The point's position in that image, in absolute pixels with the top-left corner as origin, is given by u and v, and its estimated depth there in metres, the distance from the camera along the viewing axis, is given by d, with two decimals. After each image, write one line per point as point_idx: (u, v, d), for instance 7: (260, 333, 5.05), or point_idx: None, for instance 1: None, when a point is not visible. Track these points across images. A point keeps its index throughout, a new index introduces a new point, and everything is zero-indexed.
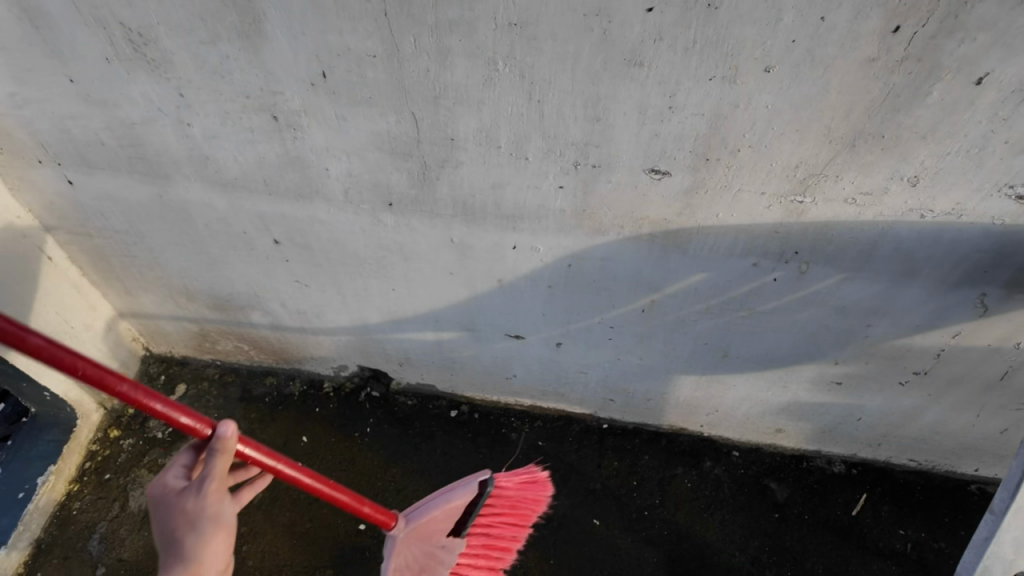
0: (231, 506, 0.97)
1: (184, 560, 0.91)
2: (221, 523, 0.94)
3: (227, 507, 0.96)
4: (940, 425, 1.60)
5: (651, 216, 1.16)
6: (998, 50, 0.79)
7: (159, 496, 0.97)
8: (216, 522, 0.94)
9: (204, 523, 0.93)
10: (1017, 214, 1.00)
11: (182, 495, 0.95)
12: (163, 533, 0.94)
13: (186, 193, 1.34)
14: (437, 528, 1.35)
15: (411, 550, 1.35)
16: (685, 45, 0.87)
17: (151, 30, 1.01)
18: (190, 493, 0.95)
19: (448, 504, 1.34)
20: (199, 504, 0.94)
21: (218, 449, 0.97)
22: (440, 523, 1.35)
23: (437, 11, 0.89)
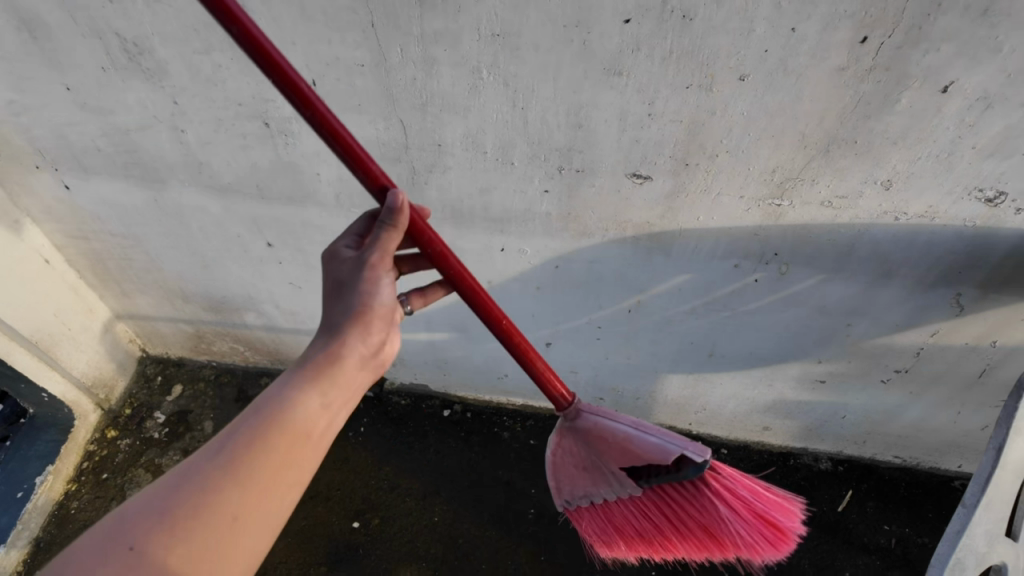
0: (389, 291, 0.86)
1: (326, 347, 0.82)
2: (363, 311, 0.83)
3: (385, 283, 0.85)
4: (922, 422, 1.63)
5: (634, 219, 1.19)
6: (961, 60, 0.83)
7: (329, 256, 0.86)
8: (361, 315, 0.83)
9: (354, 296, 0.83)
10: (987, 216, 1.03)
11: (347, 263, 0.84)
12: (323, 313, 0.85)
13: (181, 197, 1.37)
14: (616, 454, 1.04)
15: (569, 450, 1.08)
16: (662, 55, 0.90)
17: (145, 40, 1.04)
18: (356, 261, 0.83)
19: (661, 452, 1.00)
20: (357, 277, 0.83)
21: (390, 224, 0.80)
22: (610, 450, 1.04)
23: (422, 22, 0.92)
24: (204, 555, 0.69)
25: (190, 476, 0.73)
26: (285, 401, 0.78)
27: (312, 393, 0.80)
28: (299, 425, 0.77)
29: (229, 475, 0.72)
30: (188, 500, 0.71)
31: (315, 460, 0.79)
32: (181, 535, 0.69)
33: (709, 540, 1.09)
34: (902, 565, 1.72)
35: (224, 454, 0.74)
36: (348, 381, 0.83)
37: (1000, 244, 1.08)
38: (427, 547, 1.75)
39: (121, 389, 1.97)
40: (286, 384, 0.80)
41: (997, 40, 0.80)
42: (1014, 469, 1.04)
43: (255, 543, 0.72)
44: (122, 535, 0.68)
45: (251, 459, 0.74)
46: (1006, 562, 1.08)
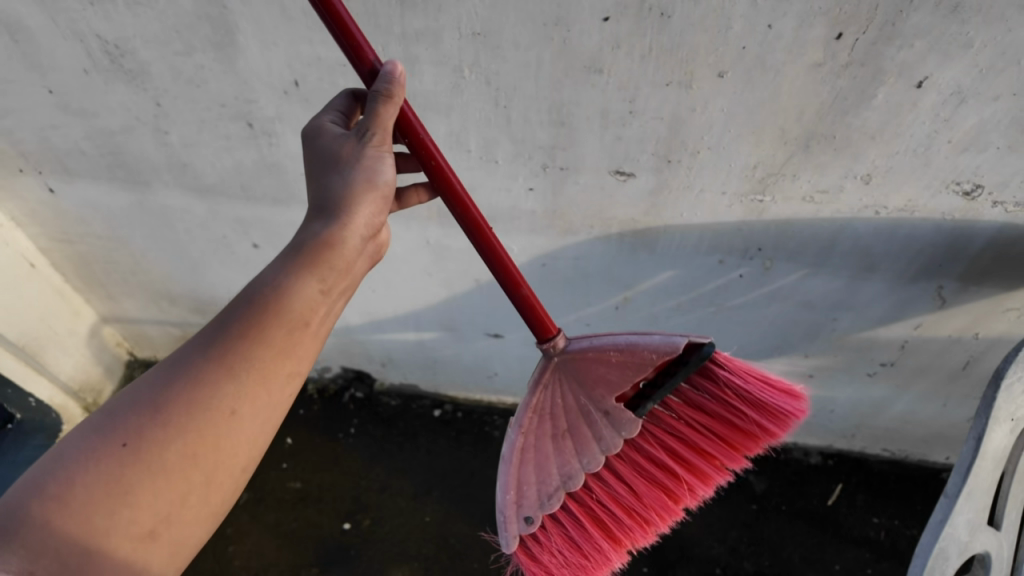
0: (388, 171, 0.83)
1: (322, 230, 0.80)
2: (363, 188, 0.81)
3: (384, 162, 0.83)
4: (908, 415, 1.64)
5: (619, 216, 1.19)
6: (934, 56, 0.84)
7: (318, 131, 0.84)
8: (361, 193, 0.81)
9: (352, 172, 0.81)
10: (965, 209, 1.05)
11: (338, 139, 0.82)
12: (318, 188, 0.82)
13: (166, 199, 1.37)
14: (613, 379, 0.98)
15: (558, 391, 0.99)
16: (642, 53, 0.91)
17: (127, 42, 1.03)
18: (350, 138, 0.81)
19: (668, 347, 0.96)
20: (353, 153, 0.81)
21: (384, 94, 0.78)
22: (607, 371, 0.98)
23: (403, 21, 0.93)
24: (203, 440, 0.71)
25: (182, 365, 0.74)
26: (279, 286, 0.77)
27: (309, 279, 0.79)
28: (295, 313, 0.77)
29: (219, 363, 0.74)
30: (183, 389, 0.72)
31: (313, 349, 0.80)
32: (180, 420, 0.71)
33: (732, 444, 1.04)
34: (890, 557, 1.74)
35: (215, 347, 0.75)
36: (346, 264, 0.82)
37: (979, 236, 1.09)
38: (418, 547, 1.76)
39: (110, 393, 1.96)
40: (279, 267, 0.79)
41: (968, 36, 0.81)
42: (994, 459, 1.05)
43: (253, 429, 0.75)
44: (122, 418, 0.71)
45: (245, 352, 0.74)
46: (988, 552, 1.09)
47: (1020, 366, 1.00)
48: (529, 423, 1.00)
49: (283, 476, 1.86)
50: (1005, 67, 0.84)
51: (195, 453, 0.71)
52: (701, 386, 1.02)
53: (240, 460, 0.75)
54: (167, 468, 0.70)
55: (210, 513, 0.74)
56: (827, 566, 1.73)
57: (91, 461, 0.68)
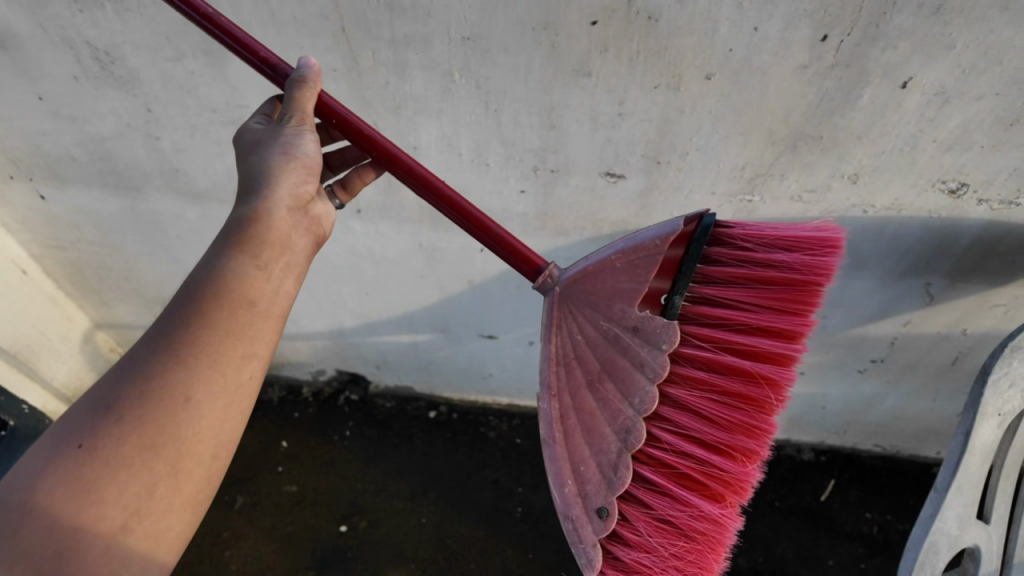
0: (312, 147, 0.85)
1: (244, 209, 0.81)
2: (289, 163, 0.83)
3: (306, 139, 0.85)
4: (899, 411, 1.66)
5: (610, 217, 1.20)
6: (917, 57, 0.85)
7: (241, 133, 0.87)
8: (288, 166, 0.83)
9: (273, 150, 0.83)
10: (951, 208, 1.06)
11: (258, 131, 0.85)
12: (245, 177, 0.84)
13: (158, 205, 1.37)
14: (628, 288, 0.89)
15: (573, 330, 0.92)
16: (630, 55, 0.91)
17: (117, 49, 1.03)
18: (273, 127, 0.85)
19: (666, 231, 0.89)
20: (277, 135, 0.83)
21: (300, 78, 0.83)
22: (621, 281, 0.90)
23: (392, 27, 0.93)
24: (160, 429, 0.69)
25: (129, 361, 0.73)
26: (217, 266, 0.77)
27: (244, 257, 0.78)
28: (235, 289, 0.76)
29: (165, 352, 0.72)
30: (132, 384, 0.71)
31: (264, 325, 0.78)
32: (133, 414, 0.69)
33: (787, 305, 0.95)
34: (884, 551, 1.76)
35: (159, 338, 0.73)
36: (280, 240, 0.81)
37: (965, 234, 1.11)
38: (415, 548, 1.77)
39: None
40: (216, 251, 0.78)
41: (950, 37, 0.83)
42: (983, 454, 1.06)
43: (214, 413, 0.72)
44: (77, 424, 0.70)
45: (192, 337, 0.73)
46: (978, 545, 1.10)
47: (1007, 362, 1.01)
48: (557, 379, 0.93)
49: (278, 480, 1.86)
50: (987, 68, 0.85)
51: (154, 443, 0.69)
52: (721, 257, 0.94)
53: (206, 446, 0.72)
54: (128, 462, 0.68)
55: (187, 503, 0.72)
56: (822, 561, 1.75)
57: (53, 467, 0.68)
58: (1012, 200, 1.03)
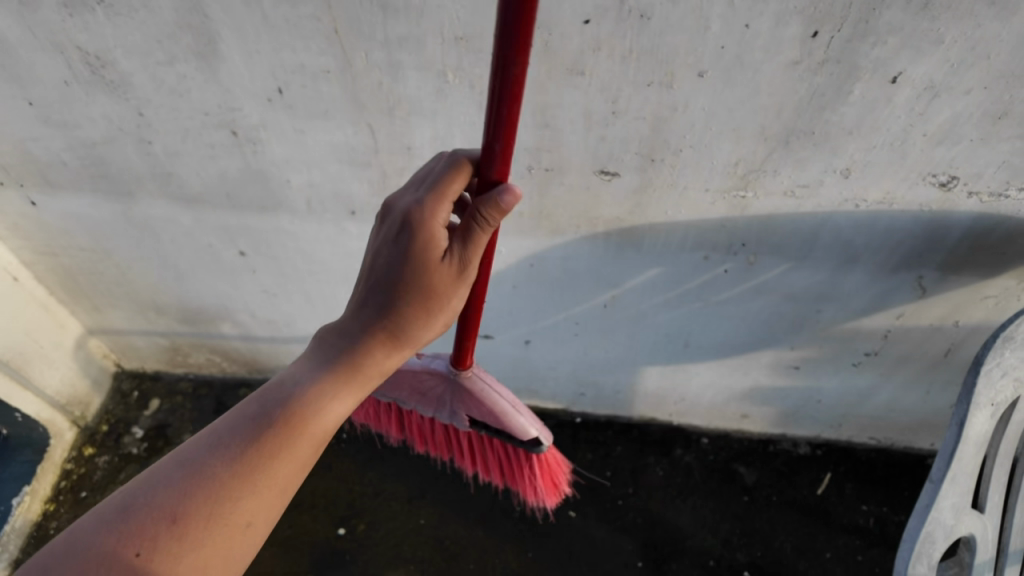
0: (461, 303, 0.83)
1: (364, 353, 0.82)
2: (438, 321, 0.82)
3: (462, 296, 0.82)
4: (893, 403, 1.67)
5: (605, 215, 1.21)
6: (907, 52, 0.86)
7: (416, 217, 0.75)
8: (434, 325, 0.82)
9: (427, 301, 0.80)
10: (942, 200, 1.07)
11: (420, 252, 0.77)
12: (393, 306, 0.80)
13: (151, 210, 1.36)
14: (470, 411, 1.14)
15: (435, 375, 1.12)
16: (622, 54, 0.92)
17: (108, 53, 1.03)
18: (448, 264, 0.78)
19: (520, 431, 1.15)
20: (449, 288, 0.79)
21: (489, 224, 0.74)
22: (476, 405, 1.13)
23: (385, 28, 0.93)
24: (217, 553, 0.71)
25: (203, 470, 0.74)
26: (318, 399, 0.80)
27: (344, 399, 0.82)
28: (326, 432, 0.81)
29: (242, 472, 0.75)
30: (204, 498, 0.72)
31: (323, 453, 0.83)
32: (197, 530, 0.71)
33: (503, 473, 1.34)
34: (880, 543, 1.77)
35: (237, 455, 0.75)
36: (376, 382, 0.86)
37: (957, 226, 1.12)
38: (414, 550, 1.77)
39: (97, 406, 1.94)
40: (312, 376, 0.82)
41: (938, 31, 0.84)
42: (976, 444, 1.07)
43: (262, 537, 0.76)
44: (134, 523, 0.70)
45: (269, 462, 0.76)
46: (973, 535, 1.11)
47: (999, 352, 1.02)
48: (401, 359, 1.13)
49: None
50: (976, 62, 0.86)
51: (207, 565, 0.71)
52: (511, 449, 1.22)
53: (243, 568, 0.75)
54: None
55: None
56: (819, 554, 1.76)
57: (100, 565, 0.67)
58: (1002, 191, 1.04)
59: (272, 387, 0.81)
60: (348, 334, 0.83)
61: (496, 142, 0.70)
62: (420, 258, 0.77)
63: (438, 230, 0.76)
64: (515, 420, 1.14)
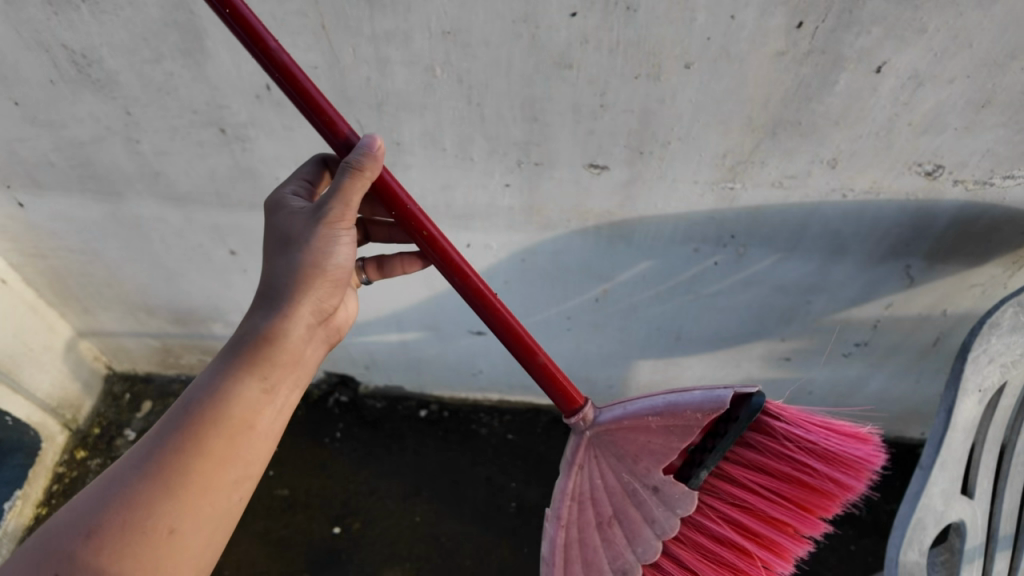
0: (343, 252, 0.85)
1: (266, 324, 0.81)
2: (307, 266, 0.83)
3: (339, 238, 0.84)
4: (884, 393, 1.69)
5: (595, 209, 1.21)
6: (891, 41, 0.87)
7: (276, 200, 0.88)
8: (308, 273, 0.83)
9: (308, 258, 0.82)
10: (927, 189, 1.08)
11: (295, 217, 0.85)
12: (268, 275, 0.84)
13: (140, 209, 1.36)
14: (656, 447, 0.92)
15: (594, 469, 0.94)
16: (609, 46, 0.92)
17: (94, 51, 1.02)
18: (304, 215, 0.84)
19: (711, 404, 0.90)
20: (306, 232, 0.83)
21: (353, 165, 0.79)
22: (644, 436, 0.92)
23: (372, 23, 0.93)
24: (146, 565, 0.70)
25: (118, 483, 0.72)
26: (224, 388, 0.77)
27: (249, 380, 0.78)
28: (240, 418, 0.77)
29: (154, 482, 0.72)
30: (118, 512, 0.71)
31: (260, 448, 0.79)
32: (115, 548, 0.69)
33: (812, 502, 0.99)
34: (872, 533, 1.78)
35: (144, 464, 0.73)
36: (293, 356, 0.82)
37: (943, 215, 1.13)
38: (410, 548, 1.76)
39: (89, 409, 1.93)
40: (216, 368, 0.79)
41: (921, 21, 0.84)
42: (965, 430, 1.08)
43: (199, 544, 0.74)
44: (53, 554, 0.69)
45: (184, 463, 0.73)
46: (963, 520, 1.13)
47: (985, 338, 1.03)
48: (568, 511, 0.94)
49: (269, 484, 1.85)
50: (959, 51, 0.87)
51: None
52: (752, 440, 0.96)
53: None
54: None
55: None
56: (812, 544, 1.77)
57: None
58: (987, 179, 1.05)
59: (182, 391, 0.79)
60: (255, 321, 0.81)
61: (322, 114, 0.80)
62: (291, 225, 0.84)
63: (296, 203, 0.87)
64: (686, 417, 0.90)
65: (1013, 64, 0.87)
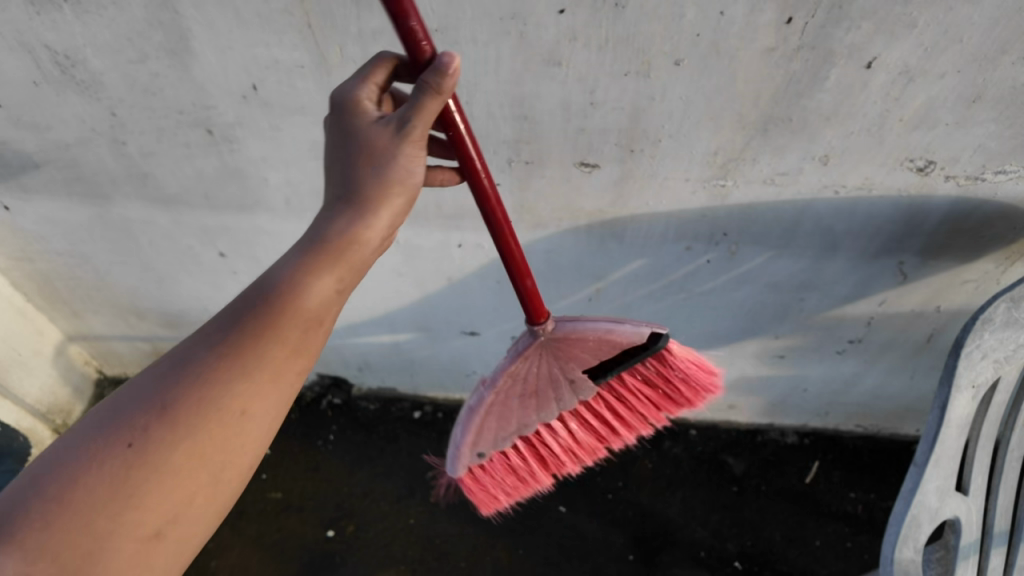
0: (421, 170, 0.75)
1: (344, 225, 0.73)
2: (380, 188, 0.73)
3: (416, 161, 0.74)
4: (878, 390, 1.68)
5: (587, 208, 1.20)
6: (881, 37, 0.87)
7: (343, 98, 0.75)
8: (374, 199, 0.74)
9: (385, 167, 0.73)
10: (919, 185, 1.08)
11: (373, 124, 0.73)
12: (346, 172, 0.74)
13: (128, 212, 1.34)
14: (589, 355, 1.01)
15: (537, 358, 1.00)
16: (598, 43, 0.91)
17: (77, 52, 1.01)
18: (388, 126, 0.73)
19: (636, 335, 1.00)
20: (391, 147, 0.72)
21: (434, 88, 0.68)
22: (591, 348, 1.01)
23: (359, 21, 0.92)
24: (206, 448, 0.66)
25: (190, 360, 0.68)
26: (304, 277, 0.71)
27: (329, 275, 0.71)
28: (233, 401, 0.67)
29: (229, 362, 0.67)
30: (185, 389, 0.66)
31: (326, 351, 0.74)
32: (183, 421, 0.65)
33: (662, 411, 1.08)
34: (868, 529, 1.78)
35: (217, 345, 0.68)
36: (366, 261, 0.74)
37: (935, 211, 1.12)
38: (404, 550, 1.76)
39: (80, 413, 1.92)
40: (297, 254, 0.72)
41: (911, 16, 0.84)
42: (958, 427, 1.08)
43: (261, 433, 0.69)
44: (116, 421, 0.65)
45: (259, 347, 0.68)
46: (957, 517, 1.13)
47: (979, 334, 1.02)
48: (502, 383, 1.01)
49: (262, 487, 1.84)
50: (949, 45, 0.86)
51: (194, 462, 0.65)
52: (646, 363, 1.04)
53: (246, 460, 0.69)
54: (171, 468, 0.64)
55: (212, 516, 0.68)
56: (808, 542, 1.77)
57: (87, 463, 0.63)
58: (979, 174, 1.05)
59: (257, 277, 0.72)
60: (328, 218, 0.74)
61: (411, 27, 0.69)
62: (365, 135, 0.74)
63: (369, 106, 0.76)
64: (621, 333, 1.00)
65: (1004, 59, 0.87)
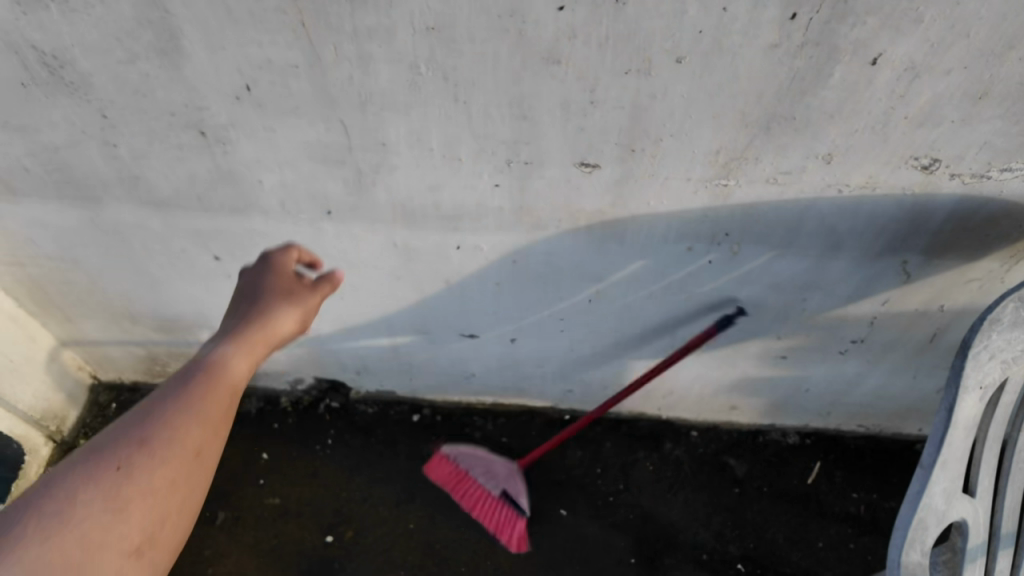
0: (292, 317, 1.07)
1: (192, 386, 0.94)
2: (249, 340, 1.01)
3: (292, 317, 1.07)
4: (881, 390, 1.67)
5: (586, 209, 1.18)
6: (887, 33, 0.85)
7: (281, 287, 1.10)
8: (254, 341, 1.01)
9: (249, 320, 1.03)
10: (924, 183, 1.06)
11: (270, 279, 1.12)
12: (231, 319, 1.06)
13: (120, 215, 1.32)
14: None
15: None
16: (598, 41, 0.90)
17: (65, 52, 0.99)
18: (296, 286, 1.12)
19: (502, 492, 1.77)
20: (266, 302, 1.06)
21: (322, 290, 1.15)
22: None
23: (353, 19, 0.90)
24: (97, 549, 0.81)
25: (55, 525, 0.80)
26: (187, 418, 0.91)
27: (194, 423, 0.91)
28: (138, 508, 0.85)
29: (109, 500, 0.84)
30: (74, 530, 0.81)
31: (201, 478, 0.93)
32: (87, 524, 0.82)
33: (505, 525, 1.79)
34: (871, 531, 1.77)
35: (63, 487, 0.83)
36: (233, 388, 0.98)
37: (939, 209, 1.11)
38: (404, 555, 1.75)
39: (74, 419, 1.90)
40: (171, 399, 0.92)
41: (918, 11, 0.82)
42: (965, 428, 1.06)
43: (168, 530, 0.88)
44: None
45: (156, 472, 0.87)
46: (964, 520, 1.11)
47: (987, 335, 1.00)
48: None
49: (260, 492, 1.82)
50: (956, 41, 0.85)
51: (86, 555, 0.80)
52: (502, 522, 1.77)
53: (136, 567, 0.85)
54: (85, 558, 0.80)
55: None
56: (811, 544, 1.76)
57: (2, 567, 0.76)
58: (984, 172, 1.03)
59: (103, 438, 0.90)
60: (165, 408, 0.91)
61: None
62: (257, 325, 1.03)
63: (279, 320, 1.05)
64: None
65: (1012, 54, 0.85)
